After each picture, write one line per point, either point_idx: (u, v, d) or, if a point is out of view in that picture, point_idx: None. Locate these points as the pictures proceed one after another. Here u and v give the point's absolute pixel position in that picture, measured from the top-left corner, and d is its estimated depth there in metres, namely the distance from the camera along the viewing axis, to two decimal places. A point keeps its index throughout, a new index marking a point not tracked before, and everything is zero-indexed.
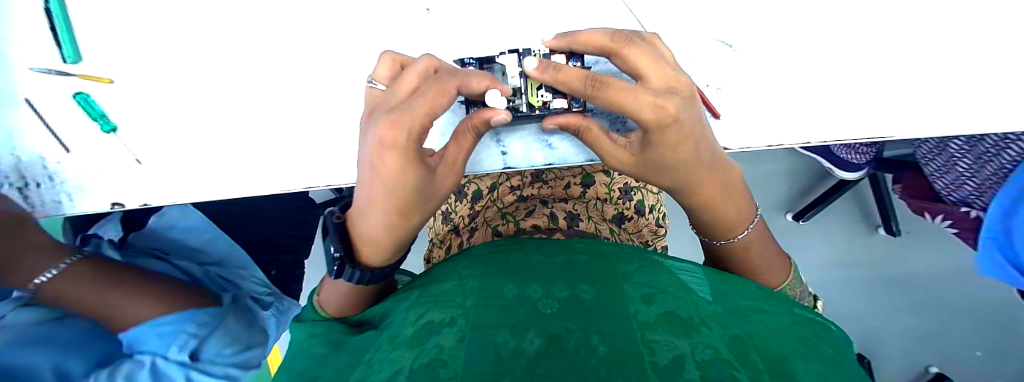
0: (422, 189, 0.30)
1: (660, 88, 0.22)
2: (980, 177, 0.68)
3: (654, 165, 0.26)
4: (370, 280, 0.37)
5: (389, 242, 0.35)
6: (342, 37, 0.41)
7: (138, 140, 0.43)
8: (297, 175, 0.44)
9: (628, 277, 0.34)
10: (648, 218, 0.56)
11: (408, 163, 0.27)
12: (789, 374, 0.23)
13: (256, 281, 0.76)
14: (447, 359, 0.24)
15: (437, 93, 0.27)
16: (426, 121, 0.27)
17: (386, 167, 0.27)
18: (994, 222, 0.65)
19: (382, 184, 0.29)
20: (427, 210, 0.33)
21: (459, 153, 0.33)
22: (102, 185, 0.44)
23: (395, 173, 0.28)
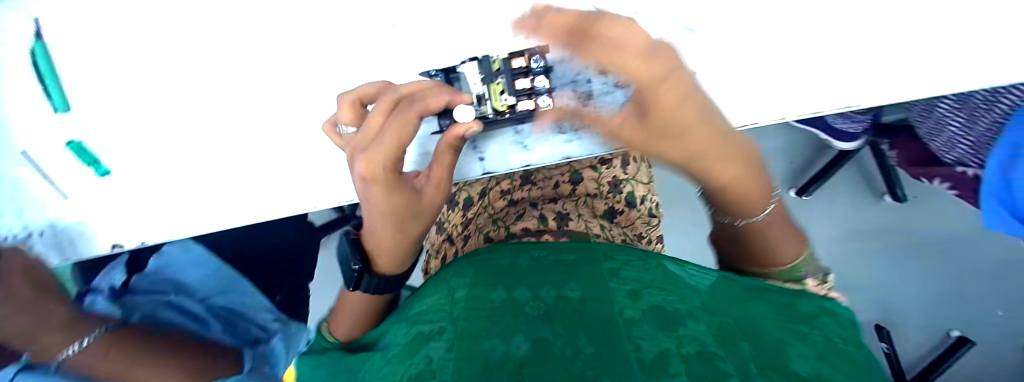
0: (411, 209, 0.33)
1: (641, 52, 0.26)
2: (976, 133, 0.67)
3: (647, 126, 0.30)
4: (385, 288, 0.42)
5: (399, 252, 0.38)
6: (317, 60, 0.42)
7: (130, 181, 0.44)
8: (284, 201, 0.45)
9: (614, 275, 0.35)
10: (640, 209, 0.57)
11: (391, 191, 0.31)
12: (774, 358, 0.24)
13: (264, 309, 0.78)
14: (436, 370, 0.25)
15: (403, 123, 0.29)
16: (397, 151, 0.29)
17: (374, 197, 0.31)
18: (994, 174, 0.63)
19: (377, 210, 0.32)
20: (424, 221, 0.36)
21: (443, 170, 0.34)
22: (98, 229, 0.45)
23: (384, 202, 0.32)
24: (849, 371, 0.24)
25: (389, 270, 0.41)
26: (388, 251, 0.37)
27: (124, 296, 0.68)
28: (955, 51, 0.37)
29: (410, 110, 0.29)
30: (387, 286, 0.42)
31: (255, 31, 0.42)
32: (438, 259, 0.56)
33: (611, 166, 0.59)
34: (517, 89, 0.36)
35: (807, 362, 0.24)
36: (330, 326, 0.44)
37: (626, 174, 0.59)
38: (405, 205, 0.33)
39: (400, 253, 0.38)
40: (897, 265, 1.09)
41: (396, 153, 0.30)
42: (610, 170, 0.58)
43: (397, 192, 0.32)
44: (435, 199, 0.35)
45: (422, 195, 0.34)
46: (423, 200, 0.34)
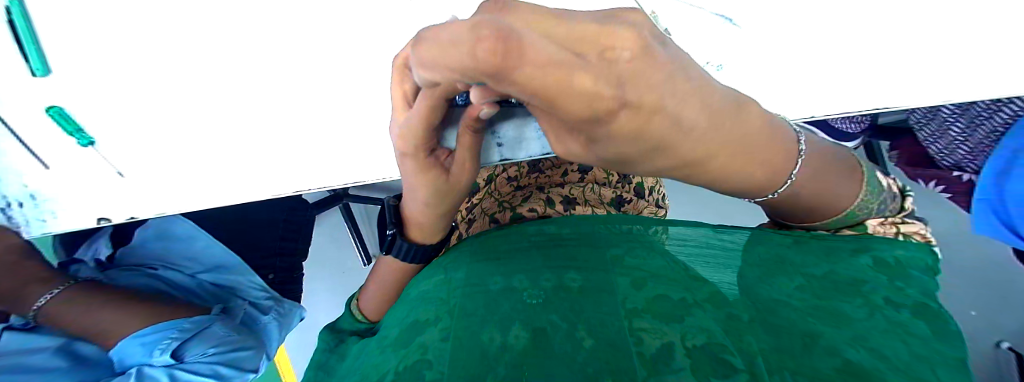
0: (436, 182, 0.38)
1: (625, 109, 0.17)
2: (973, 141, 0.68)
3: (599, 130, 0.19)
4: (411, 255, 0.47)
5: (428, 223, 0.44)
6: (328, 36, 0.40)
7: (118, 152, 0.41)
8: (287, 178, 0.44)
9: (618, 260, 0.34)
10: (647, 200, 0.57)
11: (420, 166, 0.37)
12: (793, 352, 0.24)
13: (255, 287, 0.76)
14: (432, 360, 0.24)
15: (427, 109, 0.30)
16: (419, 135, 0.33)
17: (408, 169, 0.38)
18: (986, 184, 0.65)
19: (413, 182, 0.39)
20: (450, 199, 0.40)
21: (467, 155, 0.36)
22: (84, 203, 0.42)
23: (415, 174, 0.38)
24: (894, 350, 0.24)
25: (423, 241, 0.46)
26: (424, 227, 0.44)
27: (107, 269, 0.67)
28: (948, 57, 0.40)
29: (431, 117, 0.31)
30: (411, 255, 0.46)
31: None
32: None
33: None
34: None
35: (855, 346, 0.24)
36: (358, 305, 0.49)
37: None
38: (434, 183, 0.38)
39: (430, 224, 0.44)
40: None
41: (422, 135, 0.33)
42: None
43: (429, 173, 0.37)
44: (463, 175, 0.38)
45: (449, 174, 0.38)
46: (448, 179, 0.38)
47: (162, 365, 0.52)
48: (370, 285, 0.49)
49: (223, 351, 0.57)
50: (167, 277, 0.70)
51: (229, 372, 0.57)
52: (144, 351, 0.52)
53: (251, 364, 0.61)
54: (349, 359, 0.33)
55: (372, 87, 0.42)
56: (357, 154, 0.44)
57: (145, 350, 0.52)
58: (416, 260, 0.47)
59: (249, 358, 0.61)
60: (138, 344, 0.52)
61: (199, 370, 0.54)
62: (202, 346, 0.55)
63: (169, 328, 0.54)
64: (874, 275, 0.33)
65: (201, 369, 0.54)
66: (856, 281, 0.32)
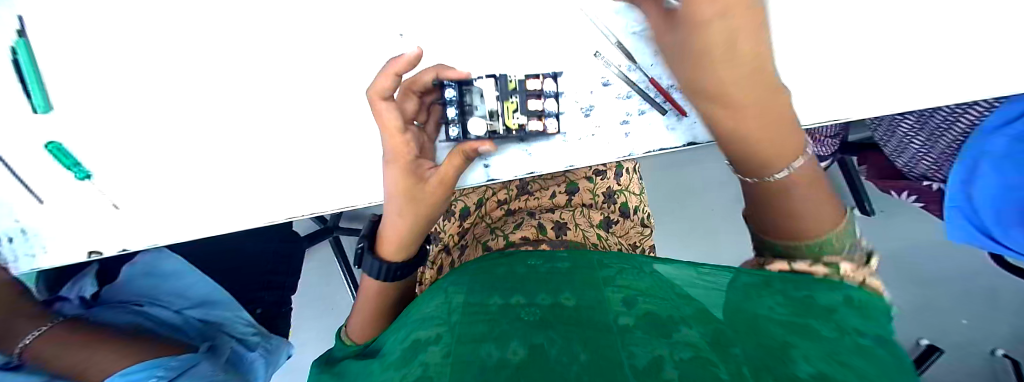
0: (411, 191, 0.39)
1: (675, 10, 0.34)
2: (936, 152, 0.72)
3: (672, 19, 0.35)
4: (387, 272, 0.45)
5: (403, 239, 0.43)
6: (324, 70, 0.42)
7: (114, 185, 0.42)
8: (281, 206, 0.44)
9: (608, 281, 0.35)
10: (633, 219, 0.59)
11: (399, 174, 0.39)
12: (778, 358, 0.23)
13: (242, 323, 0.75)
14: (432, 377, 0.25)
15: (387, 110, 0.37)
16: (394, 134, 0.38)
17: (387, 178, 0.40)
18: (956, 191, 0.68)
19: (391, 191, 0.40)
20: (422, 213, 0.40)
21: (449, 171, 0.38)
22: (76, 236, 0.43)
23: (394, 184, 0.39)
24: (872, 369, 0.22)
25: (394, 258, 0.45)
26: (393, 241, 0.44)
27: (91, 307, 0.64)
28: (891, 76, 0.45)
29: (386, 115, 0.37)
30: (388, 273, 0.45)
31: (256, 34, 0.41)
32: (433, 270, 0.54)
33: (607, 176, 0.60)
34: (529, 110, 0.41)
35: (827, 360, 0.23)
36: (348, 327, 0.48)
37: (621, 185, 0.61)
38: (407, 191, 0.39)
39: (405, 243, 0.44)
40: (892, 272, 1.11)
41: (396, 138, 0.38)
42: (605, 180, 0.59)
43: (405, 181, 0.39)
44: (438, 190, 0.39)
45: (425, 185, 0.39)
46: (423, 188, 0.39)
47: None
48: (359, 308, 0.48)
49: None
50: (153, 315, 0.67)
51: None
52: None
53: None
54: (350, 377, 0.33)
55: (365, 116, 0.44)
56: (350, 180, 0.45)
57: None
58: (387, 277, 0.45)
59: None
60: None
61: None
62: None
63: (155, 368, 0.51)
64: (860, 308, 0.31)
65: None
66: (834, 303, 0.31)
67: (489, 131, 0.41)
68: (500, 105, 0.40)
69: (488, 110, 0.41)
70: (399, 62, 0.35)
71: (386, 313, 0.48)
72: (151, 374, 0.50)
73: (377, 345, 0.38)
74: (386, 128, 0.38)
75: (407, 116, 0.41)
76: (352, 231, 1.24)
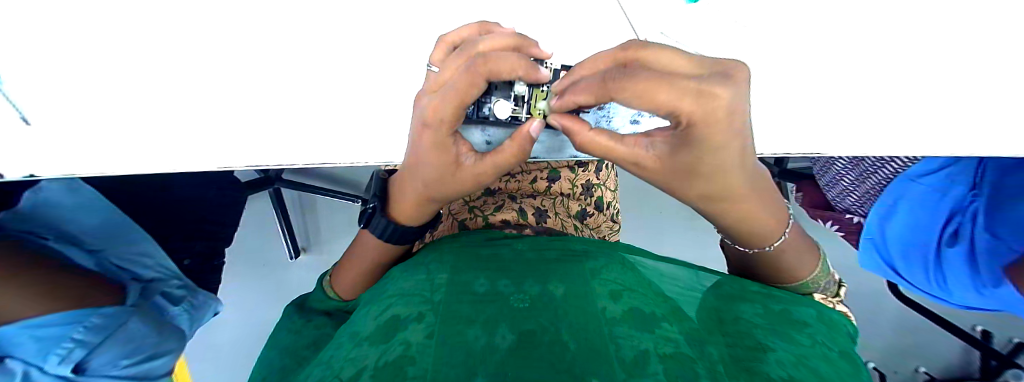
0: (445, 170, 0.36)
1: (725, 114, 0.22)
2: (859, 191, 0.84)
3: (684, 164, 0.27)
4: (394, 236, 0.45)
5: (415, 204, 0.41)
6: None
7: (22, 93, 0.35)
8: (233, 154, 0.40)
9: (595, 272, 0.35)
10: (605, 214, 0.60)
11: (440, 148, 0.33)
12: (743, 368, 0.25)
13: (166, 273, 0.68)
14: (415, 356, 0.24)
15: (468, 86, 0.28)
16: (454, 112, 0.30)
17: (424, 142, 0.33)
18: (873, 227, 0.81)
19: (424, 156, 0.35)
20: (453, 186, 0.38)
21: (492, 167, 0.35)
22: None
23: (431, 151, 0.34)
24: (832, 374, 0.27)
25: (407, 222, 0.44)
26: (408, 208, 0.42)
27: None
28: None
29: (468, 94, 0.28)
30: (391, 236, 0.45)
31: None
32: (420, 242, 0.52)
33: (588, 169, 0.61)
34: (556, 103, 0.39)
35: (799, 368, 0.26)
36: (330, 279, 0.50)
37: (599, 179, 0.62)
38: (439, 166, 0.35)
39: (417, 212, 0.42)
40: None
41: (456, 112, 0.30)
42: (585, 173, 0.60)
43: (445, 155, 0.34)
44: (467, 177, 0.37)
45: (457, 168, 0.36)
46: (458, 171, 0.36)
47: (56, 376, 0.45)
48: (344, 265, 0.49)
49: (135, 364, 0.52)
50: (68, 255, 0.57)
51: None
52: (39, 348, 0.44)
53: (163, 372, 0.57)
54: (316, 357, 0.32)
55: None
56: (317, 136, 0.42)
57: (38, 350, 0.44)
58: (392, 239, 0.45)
59: (162, 364, 0.57)
60: (26, 338, 0.43)
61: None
62: (110, 355, 0.49)
63: (72, 324, 0.47)
64: (819, 324, 0.35)
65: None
66: (805, 323, 0.35)
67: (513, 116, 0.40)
68: (528, 92, 0.38)
69: (512, 93, 0.39)
70: (512, 60, 0.28)
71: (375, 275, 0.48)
72: (65, 335, 0.46)
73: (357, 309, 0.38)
74: (456, 103, 0.29)
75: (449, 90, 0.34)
76: (296, 184, 1.14)
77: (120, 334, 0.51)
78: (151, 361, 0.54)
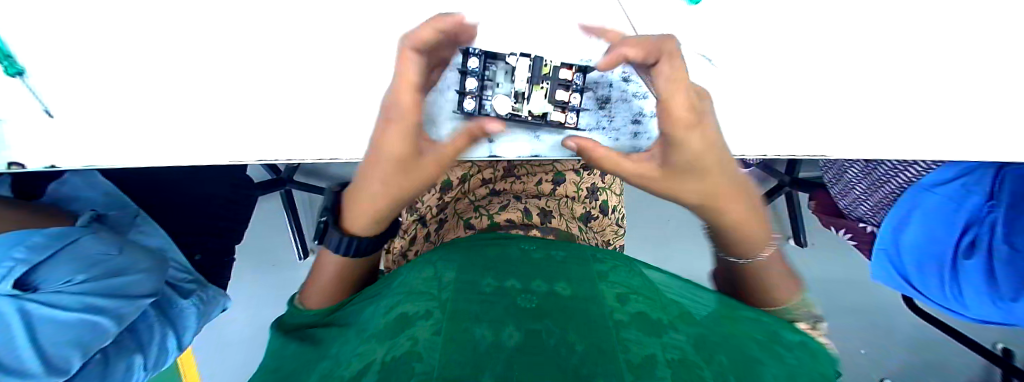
0: (407, 165, 0.36)
1: (700, 134, 0.33)
2: (871, 200, 0.81)
3: (676, 171, 0.36)
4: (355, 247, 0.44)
5: (371, 214, 0.41)
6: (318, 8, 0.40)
7: (52, 90, 0.38)
8: (245, 149, 0.41)
9: (603, 276, 0.35)
10: (611, 217, 0.60)
11: (399, 142, 0.35)
12: (753, 375, 0.25)
13: (177, 267, 0.70)
14: (422, 353, 0.24)
15: (410, 55, 0.32)
16: (407, 90, 0.33)
17: (385, 137, 0.35)
18: (886, 236, 0.76)
19: (383, 154, 0.36)
20: (413, 183, 0.38)
21: (449, 153, 0.38)
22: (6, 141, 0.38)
23: (391, 145, 0.35)
24: None
25: (362, 233, 0.44)
26: (362, 217, 0.41)
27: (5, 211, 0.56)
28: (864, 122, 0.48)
29: (409, 68, 0.32)
30: (355, 246, 0.44)
31: None
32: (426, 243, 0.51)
33: (593, 172, 0.61)
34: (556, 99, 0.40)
35: None
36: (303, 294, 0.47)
37: (604, 183, 0.62)
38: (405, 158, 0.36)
39: (378, 216, 0.41)
40: None
41: (411, 88, 0.33)
42: (591, 176, 0.60)
43: (404, 149, 0.35)
44: (428, 168, 0.38)
45: (421, 161, 0.37)
46: (421, 162, 0.37)
47: (5, 295, 0.46)
48: (316, 279, 0.47)
49: (94, 279, 0.54)
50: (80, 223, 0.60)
51: (105, 303, 0.54)
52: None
53: (139, 291, 0.59)
54: (323, 353, 0.32)
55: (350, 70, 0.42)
56: (325, 135, 0.43)
57: None
58: (357, 251, 0.44)
59: (140, 282, 0.59)
60: None
61: (66, 304, 0.51)
62: (63, 270, 0.52)
63: (10, 247, 0.48)
64: None
65: (67, 300, 0.51)
66: None
67: (512, 112, 0.41)
68: (527, 87, 0.40)
69: (513, 90, 0.41)
70: (439, 22, 0.33)
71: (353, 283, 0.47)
72: (6, 255, 0.47)
73: (364, 306, 0.38)
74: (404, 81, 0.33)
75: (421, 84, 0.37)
76: (307, 186, 1.16)
77: (66, 253, 0.53)
78: (115, 278, 0.56)
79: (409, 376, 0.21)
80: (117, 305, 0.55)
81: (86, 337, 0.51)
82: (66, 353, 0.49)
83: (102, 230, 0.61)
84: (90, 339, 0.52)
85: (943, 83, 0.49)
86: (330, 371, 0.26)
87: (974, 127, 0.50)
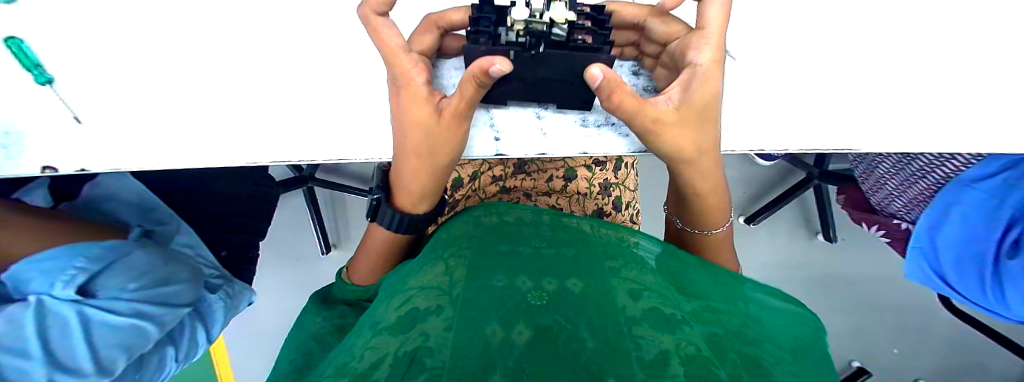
0: (428, 127, 0.38)
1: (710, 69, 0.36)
2: (907, 195, 0.76)
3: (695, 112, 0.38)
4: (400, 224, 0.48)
5: (421, 193, 0.45)
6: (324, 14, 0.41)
7: (78, 96, 0.40)
8: (258, 149, 0.42)
9: (614, 271, 0.34)
10: (624, 213, 0.59)
11: (416, 107, 0.37)
12: (773, 372, 0.24)
13: (206, 264, 0.73)
14: (433, 348, 0.24)
15: (388, 31, 0.35)
16: (398, 58, 0.35)
17: (406, 110, 0.38)
18: (923, 233, 0.72)
19: (408, 124, 0.39)
20: (438, 143, 0.39)
21: (463, 101, 0.34)
22: (36, 147, 0.40)
23: (412, 114, 0.38)
24: None
25: (414, 211, 0.47)
26: (411, 192, 0.45)
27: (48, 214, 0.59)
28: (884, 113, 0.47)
29: (391, 40, 0.35)
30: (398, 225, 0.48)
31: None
32: None
33: (606, 168, 0.59)
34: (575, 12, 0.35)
35: None
36: (349, 271, 0.53)
37: (617, 178, 0.60)
38: (417, 119, 0.38)
39: (417, 190, 0.44)
40: (814, 295, 1.31)
41: (400, 52, 0.35)
42: (604, 171, 0.59)
43: (423, 114, 0.37)
44: (450, 124, 0.37)
45: (440, 118, 0.37)
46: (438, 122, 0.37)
47: (68, 300, 0.49)
48: (359, 258, 0.51)
49: (142, 288, 0.56)
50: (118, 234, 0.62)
51: (153, 310, 0.57)
52: (46, 278, 0.48)
53: (178, 301, 0.62)
54: (339, 346, 0.32)
55: (369, 71, 0.43)
56: (332, 131, 0.43)
57: (44, 281, 0.48)
58: (398, 228, 0.48)
59: (181, 291, 0.62)
60: (34, 272, 0.49)
61: (119, 310, 0.53)
62: (117, 279, 0.54)
63: (72, 258, 0.51)
64: None
65: (121, 306, 0.54)
66: None
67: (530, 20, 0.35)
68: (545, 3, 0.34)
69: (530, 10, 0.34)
70: None
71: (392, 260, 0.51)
72: (69, 264, 0.51)
73: (376, 303, 0.38)
74: (388, 49, 0.35)
75: (423, 52, 0.39)
76: (328, 183, 1.19)
77: (121, 263, 0.56)
78: (160, 288, 0.59)
79: (418, 371, 0.21)
80: (160, 314, 0.58)
81: (131, 341, 0.54)
82: (114, 356, 0.52)
83: (148, 241, 0.65)
84: (134, 342, 0.54)
85: (964, 72, 0.48)
86: (345, 363, 0.26)
87: (995, 115, 0.49)
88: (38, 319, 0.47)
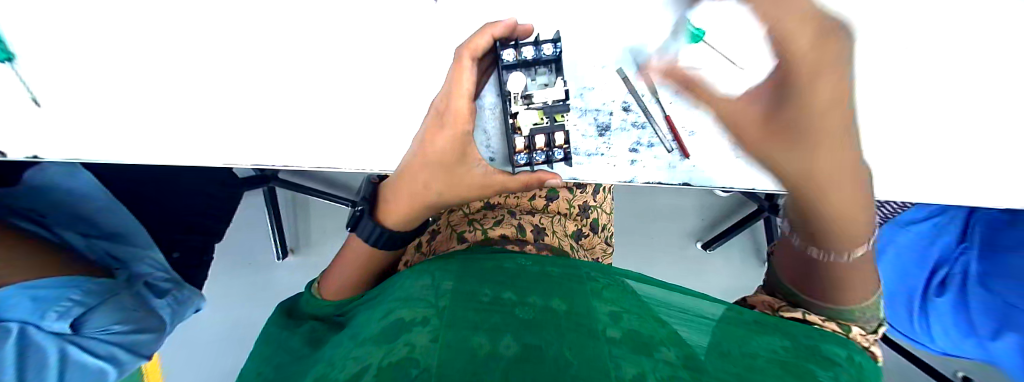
0: (453, 170, 0.39)
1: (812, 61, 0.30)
2: None
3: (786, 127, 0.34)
4: (385, 241, 0.46)
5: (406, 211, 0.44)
6: (317, 23, 0.41)
7: (43, 78, 0.38)
8: (235, 150, 0.41)
9: (597, 294, 0.35)
10: (600, 236, 0.61)
11: (448, 147, 0.37)
12: None
13: (155, 267, 0.67)
14: (419, 359, 0.24)
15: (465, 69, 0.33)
16: (458, 104, 0.34)
17: (436, 142, 0.37)
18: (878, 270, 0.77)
19: (428, 156, 0.38)
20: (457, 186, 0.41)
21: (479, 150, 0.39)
22: None
23: (440, 150, 0.37)
24: None
25: (394, 228, 0.46)
26: (400, 211, 0.44)
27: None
28: None
29: (463, 77, 0.33)
30: (382, 241, 0.46)
31: None
32: (420, 253, 0.51)
33: (586, 191, 0.62)
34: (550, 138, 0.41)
35: None
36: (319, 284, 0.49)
37: (596, 202, 0.63)
38: (447, 159, 0.38)
39: (410, 210, 0.43)
40: None
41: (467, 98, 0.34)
42: (583, 194, 0.61)
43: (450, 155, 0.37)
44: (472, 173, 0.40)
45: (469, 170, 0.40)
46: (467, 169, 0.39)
47: (52, 333, 0.48)
48: (331, 272, 0.49)
49: (125, 332, 0.55)
50: (63, 237, 0.59)
51: (121, 353, 0.55)
52: (34, 309, 0.47)
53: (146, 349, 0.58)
54: (316, 357, 0.31)
55: (359, 81, 0.43)
56: (314, 137, 0.43)
57: (34, 311, 0.47)
58: (382, 245, 0.46)
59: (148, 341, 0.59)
60: (25, 298, 0.47)
61: (94, 349, 0.52)
62: (103, 318, 0.53)
63: (67, 288, 0.51)
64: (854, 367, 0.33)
65: (95, 347, 0.52)
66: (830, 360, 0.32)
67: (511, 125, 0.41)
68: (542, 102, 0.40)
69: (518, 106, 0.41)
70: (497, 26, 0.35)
71: (369, 273, 0.48)
72: (64, 296, 0.50)
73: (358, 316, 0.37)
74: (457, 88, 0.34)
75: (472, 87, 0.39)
76: (295, 186, 1.14)
77: (107, 304, 0.54)
78: (134, 333, 0.57)
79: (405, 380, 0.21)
80: (126, 360, 0.55)
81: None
82: None
83: (99, 241, 0.63)
84: None
85: None
86: (323, 372, 0.26)
87: None
88: (20, 347, 0.46)
